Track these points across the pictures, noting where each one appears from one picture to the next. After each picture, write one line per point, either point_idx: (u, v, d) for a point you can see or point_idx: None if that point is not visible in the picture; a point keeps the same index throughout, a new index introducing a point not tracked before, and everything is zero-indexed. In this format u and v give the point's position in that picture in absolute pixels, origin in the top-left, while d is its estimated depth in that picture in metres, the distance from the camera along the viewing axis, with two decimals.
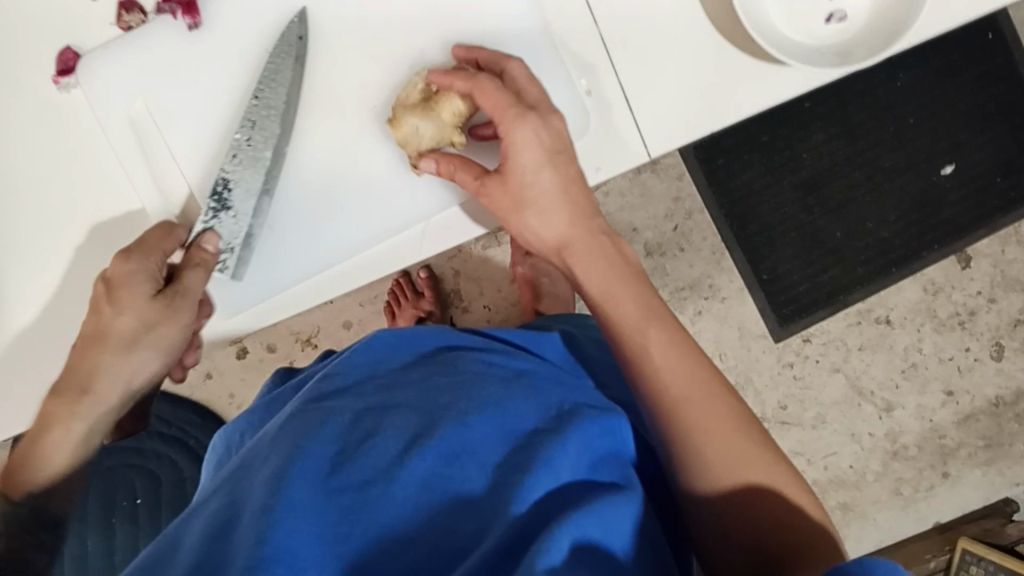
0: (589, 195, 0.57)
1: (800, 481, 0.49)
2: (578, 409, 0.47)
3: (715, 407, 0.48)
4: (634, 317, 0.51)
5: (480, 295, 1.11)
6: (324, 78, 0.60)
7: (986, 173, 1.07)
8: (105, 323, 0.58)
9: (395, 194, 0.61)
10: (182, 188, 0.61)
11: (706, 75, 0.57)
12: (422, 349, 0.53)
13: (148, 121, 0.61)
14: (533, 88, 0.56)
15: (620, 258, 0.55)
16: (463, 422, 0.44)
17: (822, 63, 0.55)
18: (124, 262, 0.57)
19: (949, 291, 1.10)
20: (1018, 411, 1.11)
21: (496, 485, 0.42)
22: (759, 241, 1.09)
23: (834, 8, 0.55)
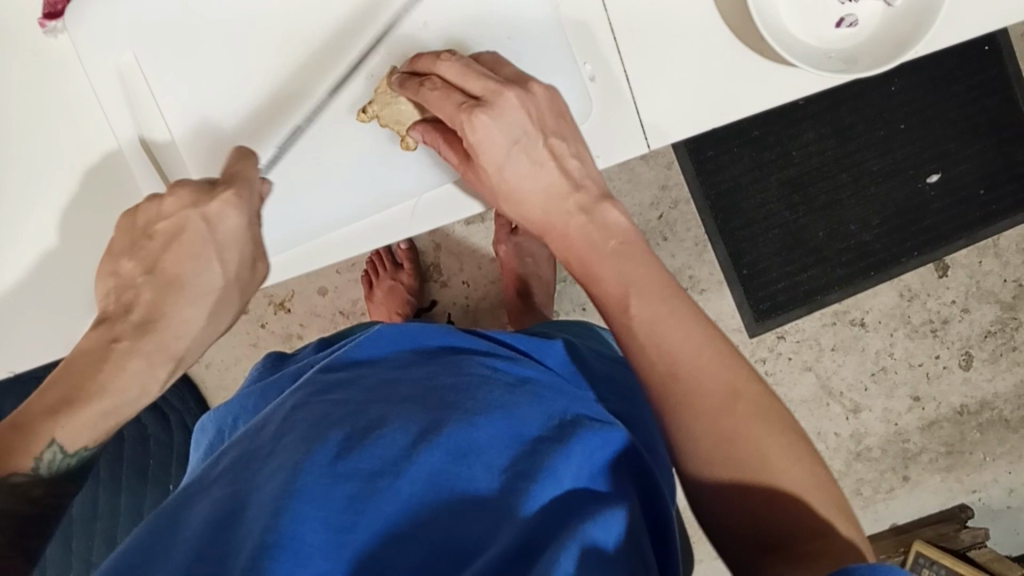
0: (562, 162, 0.54)
1: (804, 459, 0.45)
2: (579, 420, 0.49)
3: (705, 385, 0.46)
4: (614, 286, 0.51)
5: (460, 270, 1.11)
6: (306, 45, 0.56)
7: (971, 186, 1.08)
8: (192, 267, 0.51)
9: (387, 170, 0.58)
10: (173, 146, 0.57)
11: (711, 72, 0.56)
12: (426, 346, 0.57)
13: (143, 81, 0.57)
14: (471, 78, 0.53)
15: (601, 232, 0.52)
16: (470, 422, 0.46)
17: (827, 67, 0.54)
18: (240, 214, 0.51)
19: (924, 298, 1.11)
20: (981, 420, 1.13)
21: (505, 488, 0.43)
22: (742, 236, 1.09)
23: (846, 13, 0.55)
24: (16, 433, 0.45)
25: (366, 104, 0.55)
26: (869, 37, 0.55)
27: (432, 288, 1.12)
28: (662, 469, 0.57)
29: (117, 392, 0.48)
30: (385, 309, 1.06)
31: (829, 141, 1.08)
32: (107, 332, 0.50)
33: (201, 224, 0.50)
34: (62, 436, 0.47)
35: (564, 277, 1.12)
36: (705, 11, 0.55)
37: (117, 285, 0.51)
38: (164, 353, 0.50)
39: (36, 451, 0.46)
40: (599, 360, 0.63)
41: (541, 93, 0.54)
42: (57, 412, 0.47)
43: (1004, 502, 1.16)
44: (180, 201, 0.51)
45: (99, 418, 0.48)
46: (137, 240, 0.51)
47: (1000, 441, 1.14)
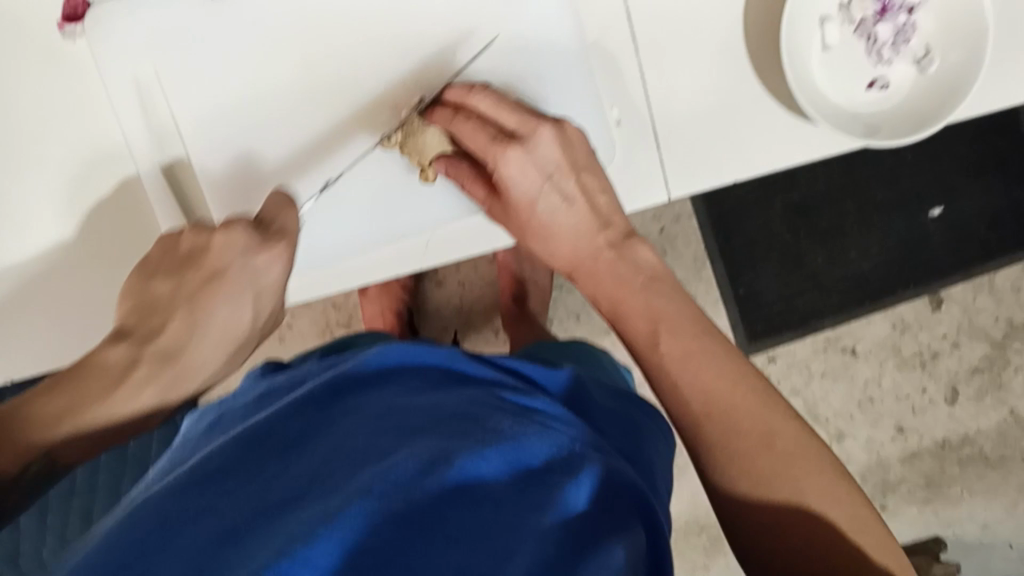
0: (591, 198, 0.54)
1: (842, 497, 0.43)
2: (589, 451, 0.46)
3: (741, 425, 0.45)
4: (646, 332, 0.50)
5: (455, 271, 1.10)
6: (330, 73, 0.56)
7: (973, 224, 1.07)
8: (227, 309, 0.52)
9: (407, 199, 0.59)
10: (189, 158, 0.57)
11: (736, 124, 0.56)
12: (430, 368, 0.52)
13: (158, 90, 0.57)
14: (504, 113, 0.54)
15: (631, 268, 0.53)
16: (482, 456, 0.42)
17: (852, 130, 0.54)
18: (284, 268, 0.52)
19: (917, 330, 1.11)
20: (961, 455, 1.13)
21: (514, 527, 0.40)
22: (743, 258, 1.08)
23: (878, 75, 0.54)
24: (19, 434, 0.44)
25: (390, 132, 0.55)
26: (900, 103, 0.54)
27: (428, 286, 1.09)
28: (658, 498, 0.54)
29: (119, 416, 0.48)
30: (376, 304, 1.02)
31: (838, 167, 1.07)
32: (127, 353, 0.49)
33: (246, 271, 0.51)
34: (60, 445, 0.45)
35: (560, 285, 1.10)
36: (739, 63, 0.55)
37: (143, 306, 0.51)
38: (178, 386, 0.51)
39: (24, 456, 0.44)
40: (599, 388, 0.60)
41: (574, 133, 0.54)
42: (60, 422, 0.45)
43: (977, 537, 1.15)
44: (232, 242, 0.51)
45: (95, 435, 0.47)
46: (179, 263, 0.52)
47: (978, 477, 1.13)
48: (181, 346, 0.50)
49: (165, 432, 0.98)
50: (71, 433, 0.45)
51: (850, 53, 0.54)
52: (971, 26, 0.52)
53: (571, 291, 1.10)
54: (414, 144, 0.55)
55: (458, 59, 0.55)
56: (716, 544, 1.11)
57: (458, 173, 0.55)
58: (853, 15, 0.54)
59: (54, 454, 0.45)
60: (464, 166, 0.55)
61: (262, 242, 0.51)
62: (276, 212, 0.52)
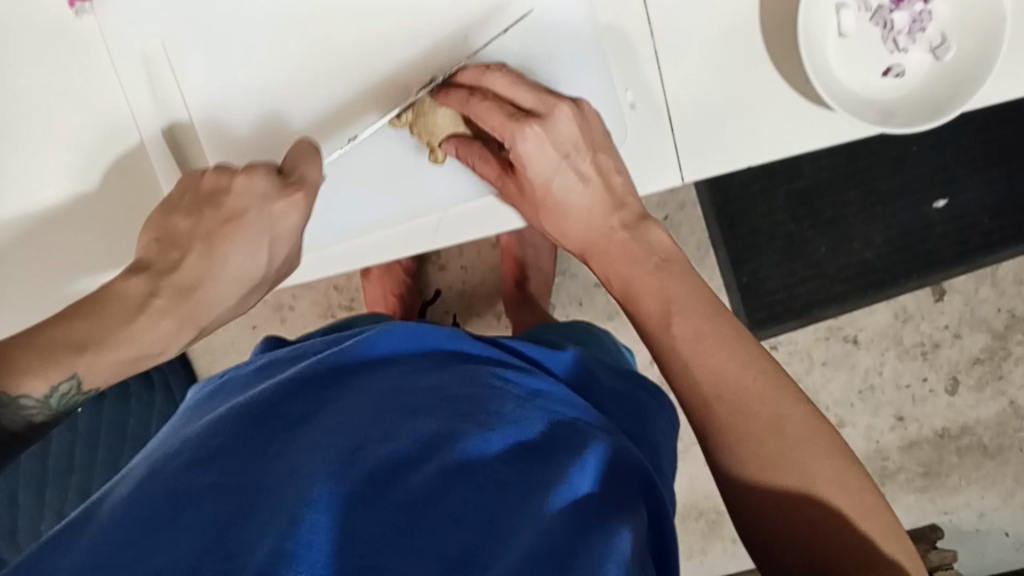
0: (606, 178, 0.55)
1: (851, 487, 0.43)
2: (592, 432, 0.46)
3: (750, 408, 0.45)
4: (659, 309, 0.50)
5: (458, 255, 1.09)
6: (339, 54, 0.56)
7: (976, 215, 1.07)
8: (244, 252, 0.50)
9: (420, 180, 0.59)
10: (198, 132, 0.58)
11: (750, 110, 0.56)
12: (436, 349, 0.51)
13: (166, 66, 0.57)
14: (521, 90, 0.53)
15: (643, 249, 0.53)
16: (484, 436, 0.43)
17: (866, 117, 0.54)
18: (300, 217, 0.51)
19: (918, 320, 1.10)
20: (960, 444, 1.13)
21: (520, 502, 0.40)
22: (746, 243, 1.09)
23: (893, 62, 0.54)
24: (40, 360, 0.45)
25: (400, 111, 0.55)
26: (914, 91, 0.54)
27: (430, 269, 1.09)
28: (664, 483, 0.53)
29: (136, 347, 0.48)
30: (379, 287, 1.01)
31: (843, 155, 1.07)
32: (145, 284, 0.49)
33: (265, 220, 0.50)
34: (82, 371, 0.46)
35: (564, 270, 1.10)
36: (754, 48, 0.55)
37: (166, 238, 0.51)
38: (194, 319, 0.51)
39: (53, 383, 0.45)
40: (608, 372, 0.59)
41: (591, 112, 0.54)
42: (82, 349, 0.46)
43: (972, 525, 1.15)
44: (251, 188, 0.50)
45: (121, 364, 0.48)
46: (200, 203, 0.51)
47: (976, 467, 1.13)
48: (198, 284, 0.50)
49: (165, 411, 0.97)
50: (99, 360, 0.47)
51: (867, 40, 0.54)
52: (989, 15, 0.51)
53: (574, 277, 1.10)
54: (427, 121, 0.55)
55: (473, 39, 0.55)
56: (714, 528, 1.11)
57: (470, 155, 0.56)
58: (870, 3, 0.53)
59: (80, 378, 0.47)
60: (476, 149, 0.56)
61: (282, 190, 0.50)
62: (298, 161, 0.51)
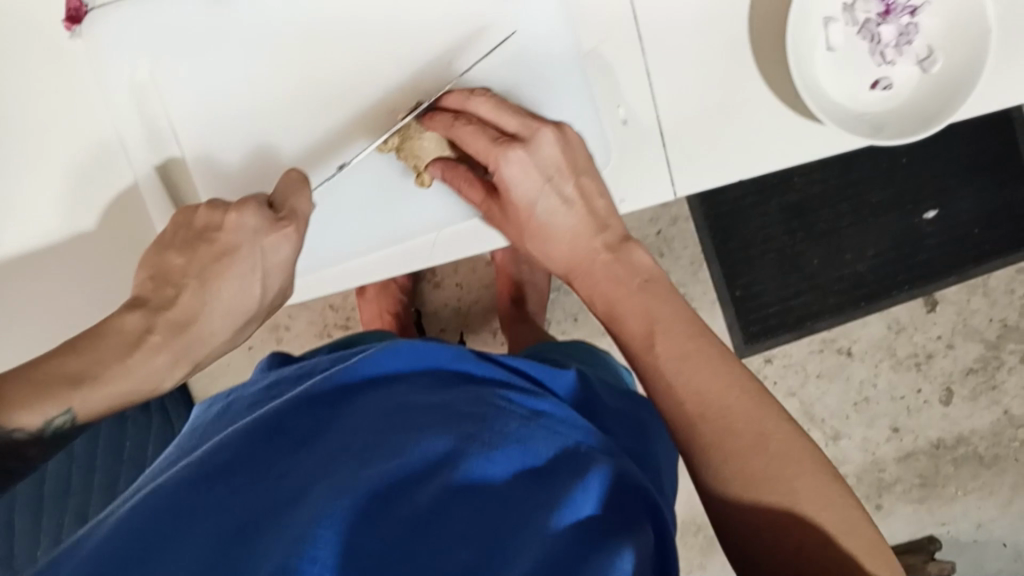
0: (590, 203, 0.55)
1: (834, 499, 0.43)
2: (596, 454, 0.46)
3: (737, 424, 0.45)
4: (641, 328, 0.51)
5: (454, 273, 1.10)
6: (326, 82, 0.57)
7: (967, 227, 1.08)
8: (235, 287, 0.51)
9: (410, 202, 0.60)
10: (190, 160, 0.58)
11: (739, 125, 0.57)
12: (439, 369, 0.51)
13: (156, 92, 0.57)
14: (505, 115, 0.54)
15: (626, 270, 0.54)
16: (488, 461, 0.42)
17: (857, 129, 0.54)
18: (293, 249, 0.52)
19: (911, 332, 1.11)
20: (955, 455, 1.13)
21: (523, 526, 0.40)
22: (738, 258, 1.09)
23: (882, 75, 0.55)
24: (39, 391, 0.43)
25: (387, 136, 0.55)
26: (903, 102, 0.55)
27: (425, 287, 1.10)
28: (666, 502, 0.53)
29: (132, 382, 0.47)
30: (375, 305, 1.01)
31: (836, 169, 1.08)
32: (142, 320, 0.49)
33: (257, 255, 0.51)
34: (78, 407, 0.45)
35: (559, 286, 1.10)
36: (743, 64, 0.56)
37: (157, 274, 0.50)
38: (189, 355, 0.50)
39: (48, 416, 0.44)
40: (610, 393, 0.58)
41: (573, 135, 0.55)
42: (76, 382, 0.45)
43: (972, 536, 1.15)
44: (244, 223, 0.50)
45: (116, 398, 0.46)
46: (192, 241, 0.51)
47: (973, 477, 1.13)
48: (192, 317, 0.50)
49: (161, 432, 0.97)
50: (94, 394, 0.45)
51: (854, 54, 0.55)
52: (973, 28, 0.52)
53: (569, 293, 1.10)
54: (413, 148, 0.56)
55: (459, 64, 0.56)
56: (712, 542, 1.11)
57: (456, 179, 0.56)
58: (857, 17, 0.54)
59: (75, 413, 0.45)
60: (461, 173, 0.56)
61: (274, 223, 0.51)
62: (288, 194, 0.52)
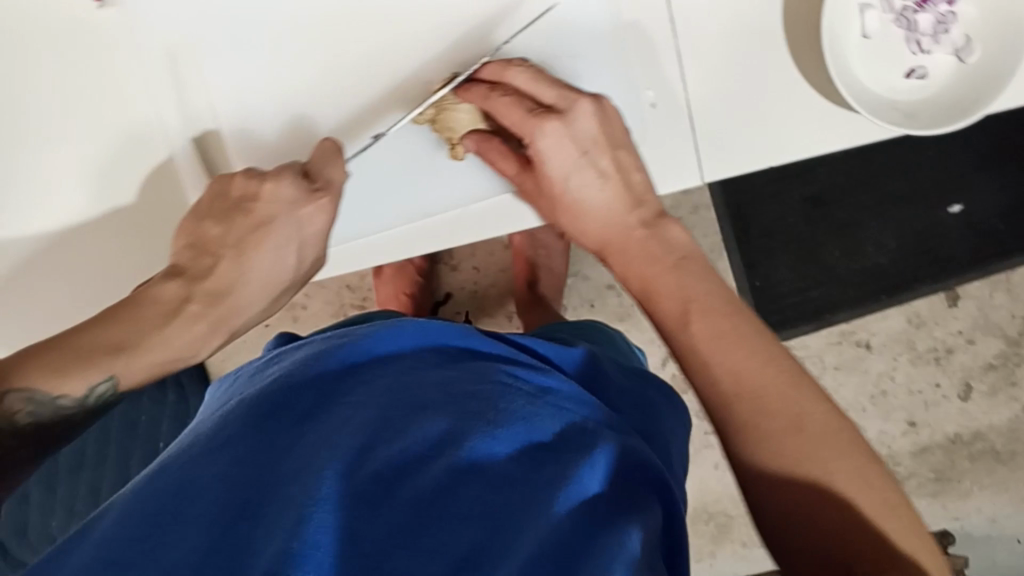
0: (625, 176, 0.54)
1: (873, 484, 0.43)
2: (602, 432, 0.44)
3: (773, 406, 0.45)
4: (676, 308, 0.49)
5: (471, 256, 1.09)
6: (362, 53, 0.57)
7: (991, 220, 1.06)
8: (271, 257, 0.52)
9: (440, 175, 0.60)
10: (224, 132, 0.59)
11: (769, 113, 0.56)
12: (443, 344, 0.49)
13: (192, 63, 0.58)
14: (542, 87, 0.54)
15: (662, 247, 0.52)
16: (489, 441, 0.41)
17: (890, 118, 0.54)
18: (327, 220, 0.53)
19: (931, 325, 1.10)
20: (972, 450, 1.12)
21: (523, 507, 0.39)
22: (756, 246, 1.08)
23: (917, 64, 0.54)
24: (79, 361, 0.47)
25: (422, 108, 0.56)
26: (937, 92, 0.54)
27: (442, 270, 1.09)
28: (674, 479, 0.53)
29: (171, 349, 0.49)
30: (391, 286, 1.01)
31: (857, 160, 1.06)
32: (180, 289, 0.51)
33: (293, 224, 0.52)
34: (119, 374, 0.48)
35: (574, 272, 1.08)
36: (776, 49, 0.55)
37: (197, 243, 0.52)
38: (225, 325, 0.52)
39: (91, 383, 0.47)
40: (618, 370, 0.59)
41: (612, 106, 0.54)
42: (118, 350, 0.48)
43: (984, 531, 1.14)
44: (278, 194, 0.52)
45: (158, 364, 0.49)
46: (229, 210, 0.53)
47: (989, 473, 1.12)
48: (229, 287, 0.52)
49: (176, 410, 0.98)
50: (135, 361, 0.48)
51: (889, 42, 0.54)
52: (1015, 15, 0.51)
53: (585, 279, 1.08)
54: (447, 117, 0.57)
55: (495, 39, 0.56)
56: (723, 532, 1.11)
57: (488, 151, 0.56)
58: (894, 5, 0.53)
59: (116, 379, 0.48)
60: (493, 146, 0.56)
61: (308, 195, 0.52)
62: (323, 163, 0.53)
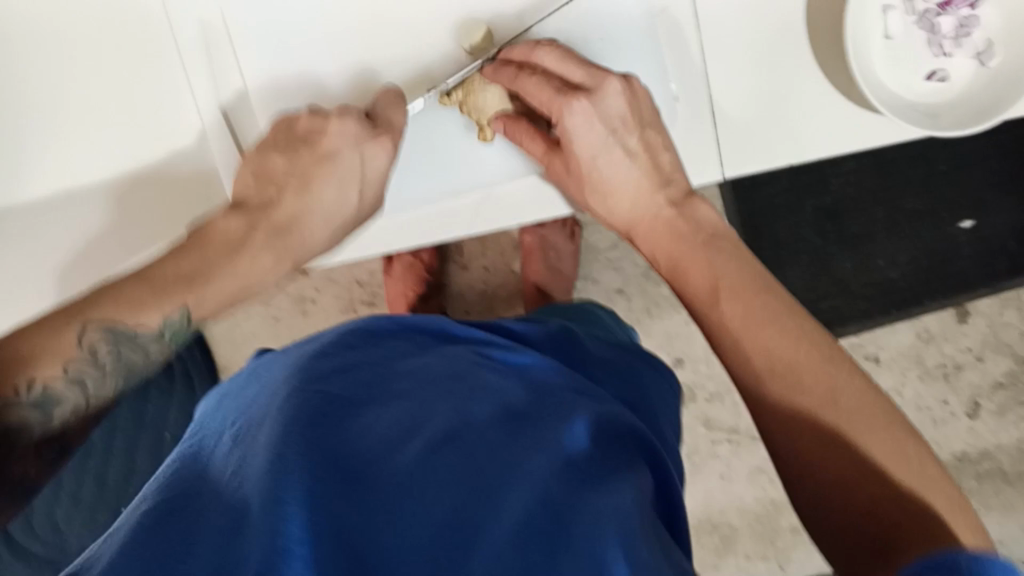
0: (654, 155, 0.55)
1: (909, 454, 0.44)
2: (579, 399, 0.46)
3: (805, 381, 0.46)
4: (706, 284, 0.51)
5: (482, 255, 1.09)
6: (395, 30, 0.58)
7: (1003, 238, 1.04)
8: (334, 191, 0.53)
9: (470, 156, 0.60)
10: (255, 108, 0.60)
11: (785, 114, 0.57)
12: (420, 330, 0.51)
13: (227, 41, 0.58)
14: (569, 65, 0.55)
15: (690, 225, 0.54)
16: (471, 406, 0.43)
17: (915, 121, 0.54)
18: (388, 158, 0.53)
19: (941, 342, 1.09)
20: (979, 469, 1.11)
21: (509, 463, 0.41)
22: (771, 258, 1.04)
23: (937, 66, 0.54)
24: (150, 293, 0.48)
25: (451, 89, 0.57)
26: (958, 94, 0.54)
27: (453, 269, 1.09)
28: (668, 451, 0.53)
29: (237, 279, 0.51)
30: (401, 282, 1.01)
31: (869, 172, 1.03)
32: (242, 223, 0.52)
33: (356, 159, 0.53)
34: (191, 306, 0.49)
35: (584, 274, 1.07)
36: (796, 48, 0.56)
37: (257, 174, 0.53)
38: (289, 257, 0.53)
39: (164, 315, 0.48)
40: (602, 346, 0.59)
41: (640, 86, 0.55)
42: (188, 281, 0.49)
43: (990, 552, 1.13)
44: (345, 130, 0.52)
45: (231, 295, 0.51)
46: (294, 143, 0.53)
47: (995, 493, 1.11)
48: (293, 218, 0.53)
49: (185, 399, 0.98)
50: (203, 293, 0.50)
51: (909, 44, 0.54)
52: None
53: (595, 282, 1.07)
54: (475, 97, 0.57)
55: (529, 17, 0.59)
56: (727, 545, 1.10)
57: (515, 132, 0.57)
58: (915, 7, 0.54)
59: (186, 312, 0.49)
60: (521, 126, 0.57)
61: (371, 131, 0.53)
62: (384, 107, 0.54)
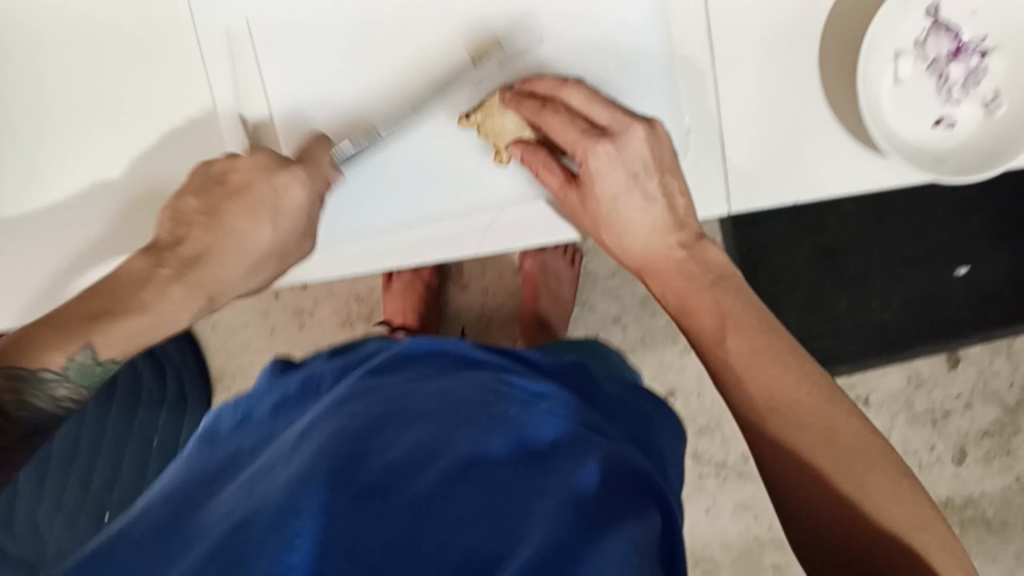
0: (671, 200, 0.56)
1: (905, 498, 0.45)
2: (595, 438, 0.46)
3: (806, 420, 0.47)
4: (712, 322, 0.53)
5: (481, 277, 1.09)
6: (416, 45, 0.58)
7: (997, 286, 1.02)
8: (248, 223, 0.55)
9: (480, 180, 0.60)
10: (269, 116, 0.59)
11: (793, 154, 0.58)
12: (442, 358, 0.52)
13: (248, 46, 0.58)
14: (597, 108, 0.55)
15: (701, 267, 0.56)
16: (486, 439, 0.43)
17: (926, 166, 0.55)
18: (304, 188, 0.54)
19: (931, 387, 1.09)
20: (963, 516, 1.12)
21: (522, 501, 0.41)
22: (767, 293, 1.02)
23: (945, 113, 0.55)
24: (56, 332, 0.49)
25: (471, 111, 0.56)
26: (965, 140, 0.56)
27: (451, 288, 1.09)
28: (671, 486, 0.53)
29: (153, 315, 0.52)
30: (399, 300, 1.02)
31: (869, 212, 1.01)
32: (149, 258, 0.53)
33: (269, 190, 0.54)
34: (97, 344, 0.49)
35: (582, 302, 1.07)
36: (808, 91, 0.57)
37: (174, 216, 0.55)
38: (203, 289, 0.54)
39: (67, 352, 0.49)
40: (614, 381, 0.60)
41: (664, 133, 0.55)
42: (98, 318, 0.50)
43: None
44: (257, 164, 0.54)
45: (133, 333, 0.51)
46: (207, 184, 0.55)
47: (977, 541, 1.12)
48: (206, 252, 0.54)
49: None
50: (111, 333, 0.50)
51: (919, 89, 0.55)
52: None
53: (592, 310, 1.07)
54: (493, 123, 0.56)
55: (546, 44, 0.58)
56: None
57: (533, 163, 0.57)
58: (926, 54, 0.55)
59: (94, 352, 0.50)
60: (539, 159, 0.57)
61: (281, 165, 0.54)
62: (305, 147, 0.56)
